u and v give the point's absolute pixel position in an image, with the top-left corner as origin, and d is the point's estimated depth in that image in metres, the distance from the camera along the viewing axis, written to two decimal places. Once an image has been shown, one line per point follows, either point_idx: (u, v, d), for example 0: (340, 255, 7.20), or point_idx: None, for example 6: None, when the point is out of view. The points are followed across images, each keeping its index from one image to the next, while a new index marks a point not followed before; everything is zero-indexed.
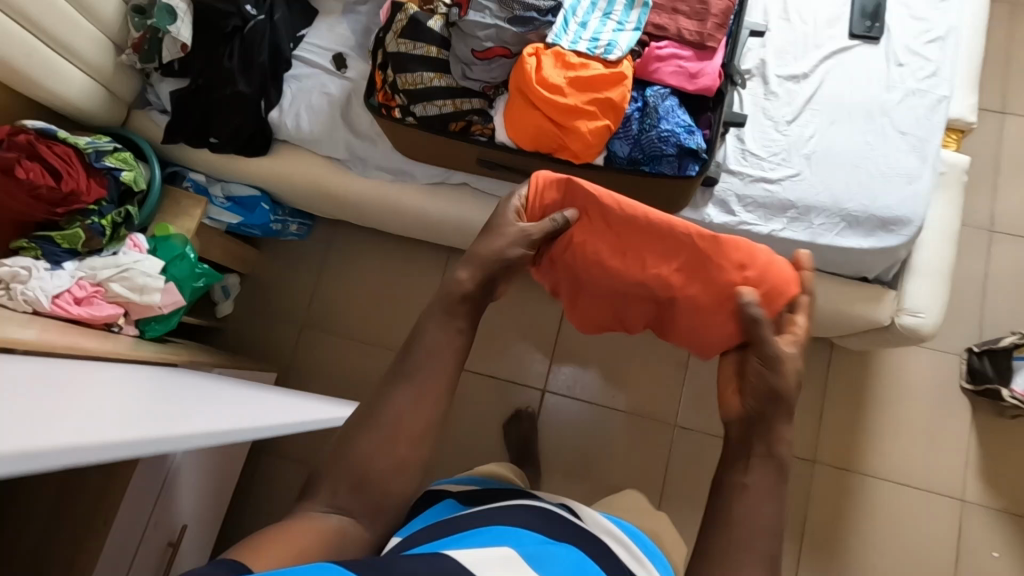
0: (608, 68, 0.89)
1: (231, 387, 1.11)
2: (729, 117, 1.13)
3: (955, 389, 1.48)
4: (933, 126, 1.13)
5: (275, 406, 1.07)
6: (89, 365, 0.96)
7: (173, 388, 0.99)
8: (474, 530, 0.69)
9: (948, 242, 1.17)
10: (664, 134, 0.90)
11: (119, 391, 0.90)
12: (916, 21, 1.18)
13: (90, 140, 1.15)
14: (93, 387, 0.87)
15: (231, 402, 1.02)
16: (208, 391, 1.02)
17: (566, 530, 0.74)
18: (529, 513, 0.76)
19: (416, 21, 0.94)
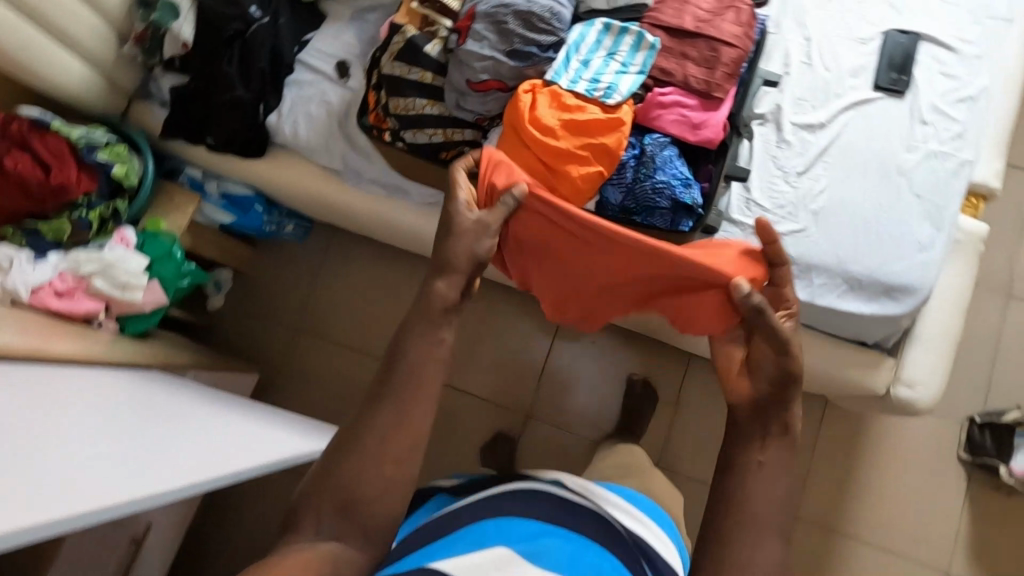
0: (606, 112, 0.85)
1: (208, 404, 1.08)
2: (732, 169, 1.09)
3: (953, 458, 1.42)
4: (951, 192, 1.08)
5: (256, 439, 1.04)
6: (60, 371, 0.94)
7: (150, 403, 0.98)
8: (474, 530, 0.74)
9: (957, 313, 1.12)
10: (659, 186, 0.86)
11: (90, 407, 0.89)
12: (947, 78, 1.12)
13: (83, 132, 1.14)
14: (63, 407, 0.85)
15: (208, 427, 1.00)
16: (183, 411, 1.00)
17: (554, 507, 0.79)
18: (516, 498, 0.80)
19: (413, 45, 0.91)
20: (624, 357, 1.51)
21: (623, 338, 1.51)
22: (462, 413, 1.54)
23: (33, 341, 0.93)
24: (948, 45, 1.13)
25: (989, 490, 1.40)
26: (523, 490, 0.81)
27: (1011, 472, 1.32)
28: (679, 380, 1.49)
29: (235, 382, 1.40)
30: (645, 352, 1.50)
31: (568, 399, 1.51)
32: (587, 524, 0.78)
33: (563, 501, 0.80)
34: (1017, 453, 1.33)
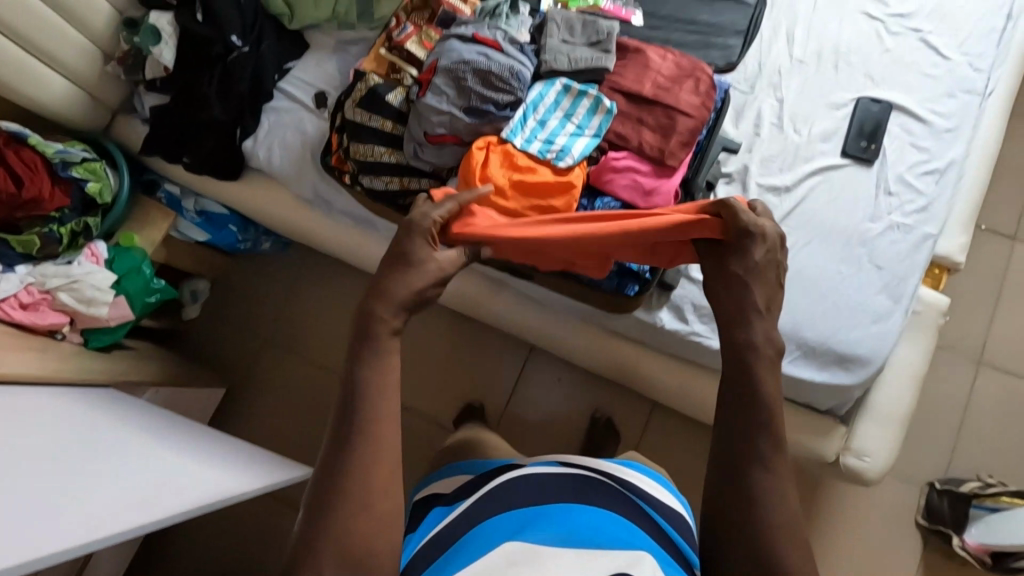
0: (556, 176, 0.86)
1: (170, 438, 1.08)
2: None
3: (910, 522, 1.40)
4: (912, 265, 1.08)
5: (208, 474, 1.02)
6: (23, 395, 0.97)
7: (108, 431, 0.99)
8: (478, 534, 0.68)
9: (910, 387, 1.12)
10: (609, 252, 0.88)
11: (40, 432, 0.90)
12: (916, 149, 1.12)
13: (59, 149, 1.16)
14: (22, 433, 0.87)
15: (161, 462, 0.99)
16: (137, 444, 1.00)
17: (548, 488, 0.73)
18: (514, 484, 0.74)
19: (375, 93, 0.92)
20: (587, 396, 1.51)
21: (588, 376, 1.52)
22: (422, 440, 1.52)
23: None
24: (919, 117, 1.13)
25: (946, 558, 1.37)
26: (516, 477, 0.75)
27: (964, 543, 1.31)
28: (641, 423, 1.49)
29: (195, 396, 1.40)
30: (608, 391, 1.51)
31: (529, 433, 1.50)
32: (595, 494, 0.74)
33: (559, 478, 0.75)
34: (970, 525, 1.31)
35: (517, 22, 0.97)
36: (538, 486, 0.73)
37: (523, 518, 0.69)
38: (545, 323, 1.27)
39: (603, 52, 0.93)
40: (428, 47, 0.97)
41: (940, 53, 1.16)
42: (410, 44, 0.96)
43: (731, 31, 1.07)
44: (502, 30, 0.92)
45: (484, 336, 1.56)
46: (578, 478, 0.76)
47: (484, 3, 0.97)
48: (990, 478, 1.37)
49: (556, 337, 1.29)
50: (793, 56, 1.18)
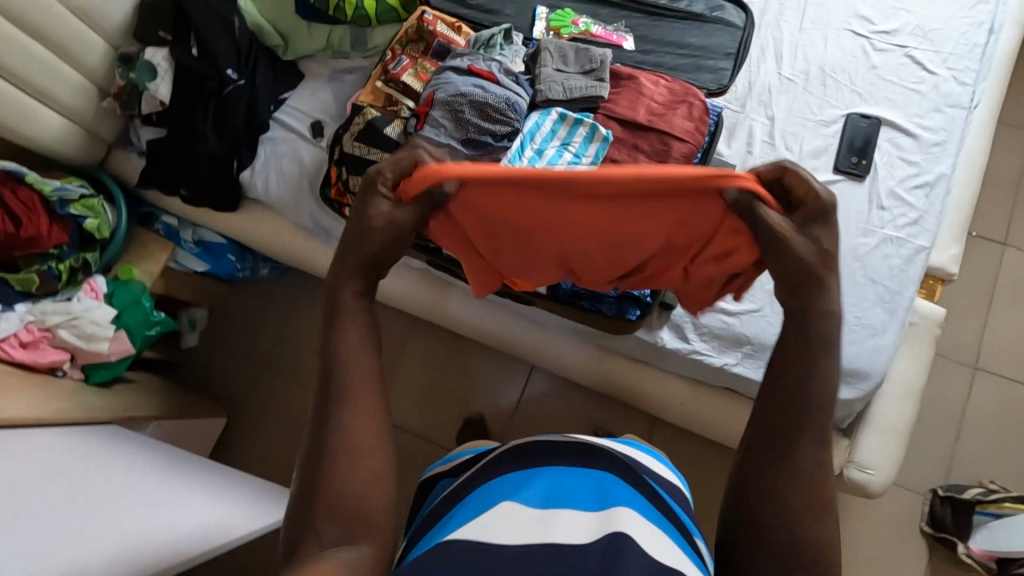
0: None
1: (173, 475, 1.08)
2: None
3: (914, 530, 1.40)
4: (907, 278, 1.10)
5: (212, 512, 1.02)
6: (19, 437, 0.97)
7: (108, 472, 0.99)
8: (477, 494, 0.71)
9: (909, 398, 1.13)
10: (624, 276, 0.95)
11: (34, 478, 0.89)
12: (905, 163, 1.14)
13: (57, 186, 1.16)
14: (14, 485, 0.86)
15: (164, 503, 0.98)
16: (136, 486, 0.99)
17: (547, 453, 0.75)
18: (512, 454, 0.76)
19: (373, 127, 0.93)
20: (589, 414, 1.51)
21: (589, 393, 1.52)
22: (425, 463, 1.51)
23: None
24: (908, 131, 1.15)
25: (951, 564, 1.38)
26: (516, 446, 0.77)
27: (969, 550, 1.32)
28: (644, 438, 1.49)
29: (197, 429, 1.40)
30: (610, 407, 1.51)
31: None
32: (601, 462, 0.74)
33: (566, 441, 0.76)
34: (973, 532, 1.33)
35: (512, 51, 0.99)
36: (541, 450, 0.76)
37: (519, 481, 0.72)
38: (553, 344, 1.27)
39: (597, 80, 0.94)
40: (424, 79, 0.98)
41: (925, 68, 1.18)
42: (406, 77, 0.97)
43: (720, 53, 1.09)
44: (497, 61, 0.93)
45: (483, 355, 1.57)
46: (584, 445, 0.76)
47: (478, 35, 0.99)
48: (991, 483, 1.38)
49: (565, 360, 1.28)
50: (782, 75, 1.20)
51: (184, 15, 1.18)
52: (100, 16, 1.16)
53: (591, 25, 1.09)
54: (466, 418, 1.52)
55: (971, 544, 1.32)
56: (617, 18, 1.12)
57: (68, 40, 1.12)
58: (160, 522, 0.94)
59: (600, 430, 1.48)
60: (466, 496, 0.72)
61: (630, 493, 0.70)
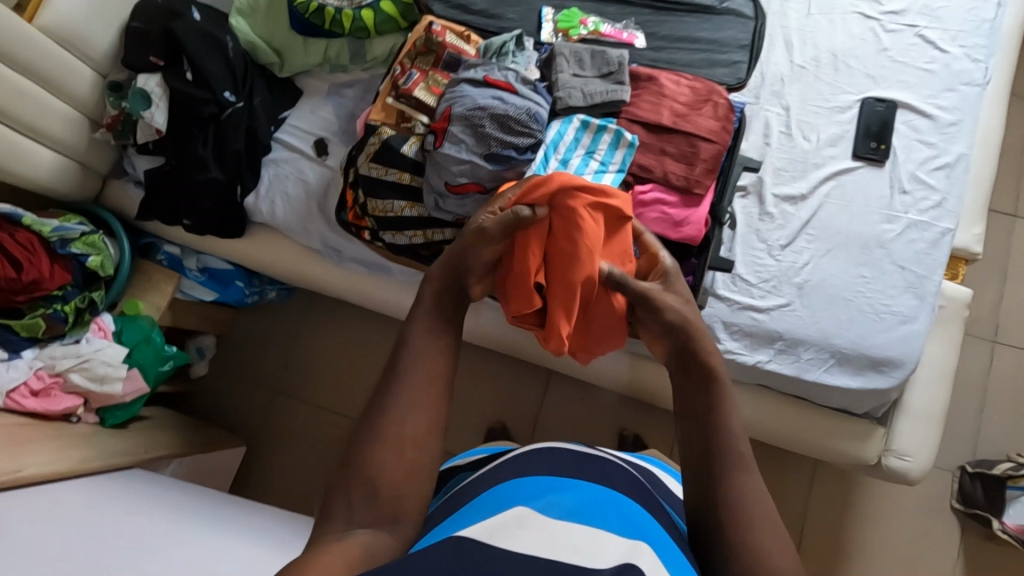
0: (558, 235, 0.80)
1: (202, 520, 1.05)
2: (715, 261, 1.08)
3: (946, 507, 1.41)
4: (934, 263, 1.08)
5: (246, 551, 0.99)
6: (41, 496, 0.93)
7: (136, 524, 0.95)
8: (481, 497, 0.66)
9: (943, 385, 1.12)
10: None
11: (61, 542, 0.86)
12: (924, 145, 1.13)
13: (57, 226, 1.11)
14: (41, 553, 0.82)
15: (197, 549, 0.95)
16: (167, 537, 0.96)
17: (561, 458, 0.74)
18: (524, 459, 0.73)
19: (389, 147, 0.90)
20: (612, 416, 1.48)
21: (611, 396, 1.49)
22: None
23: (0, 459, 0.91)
24: (924, 113, 1.14)
25: (985, 540, 1.38)
26: (528, 451, 0.75)
27: (1004, 526, 1.31)
28: (668, 438, 1.47)
29: (217, 464, 1.36)
30: (633, 407, 1.49)
31: None
32: (607, 477, 0.71)
33: (575, 456, 0.74)
34: (1007, 506, 1.32)
35: (524, 58, 0.95)
36: (558, 458, 0.74)
37: (531, 487, 0.67)
38: (619, 364, 1.22)
39: (616, 83, 0.92)
40: (436, 91, 0.94)
41: (937, 47, 1.16)
42: (418, 91, 0.93)
43: (734, 45, 1.06)
44: (513, 70, 0.90)
45: (501, 364, 1.54)
46: (591, 463, 0.73)
47: (489, 42, 0.95)
48: (1019, 456, 1.38)
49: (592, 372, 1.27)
50: (793, 63, 1.18)
51: (173, 38, 1.13)
52: (86, 45, 1.11)
53: (600, 24, 1.06)
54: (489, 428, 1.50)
55: (1006, 519, 1.31)
56: (625, 15, 1.09)
57: (54, 72, 1.07)
58: (196, 570, 0.91)
59: (626, 429, 1.46)
60: (473, 497, 0.67)
61: (640, 510, 0.66)
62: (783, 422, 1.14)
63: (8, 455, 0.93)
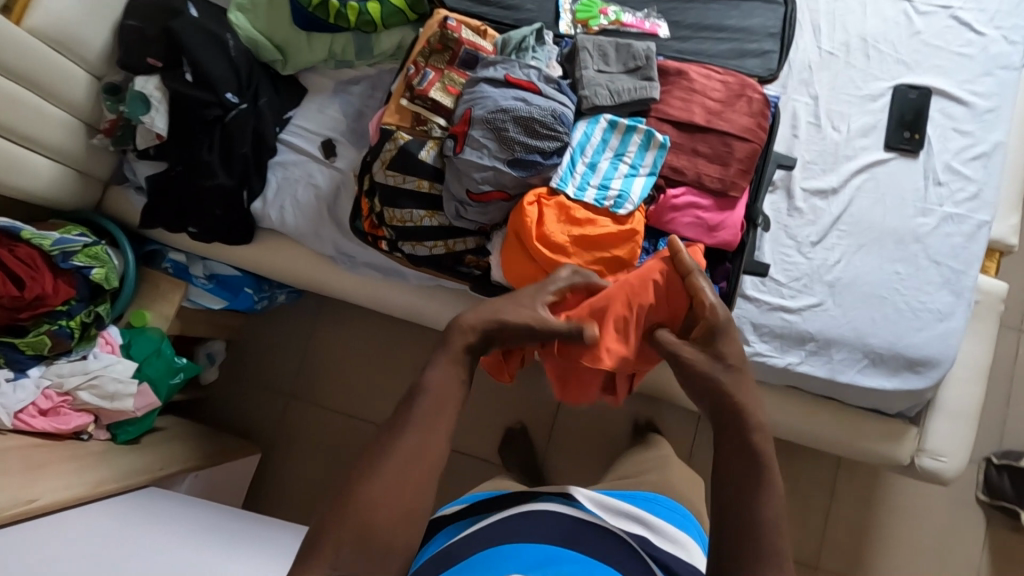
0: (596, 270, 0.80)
1: (223, 538, 1.02)
2: (749, 265, 1.03)
3: (971, 500, 1.39)
4: (971, 257, 1.04)
5: (270, 569, 0.96)
6: (60, 523, 0.91)
7: (157, 548, 0.93)
8: (480, 561, 0.75)
9: (978, 381, 1.09)
10: None
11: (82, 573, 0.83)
12: (960, 134, 1.08)
13: (57, 239, 1.06)
14: None
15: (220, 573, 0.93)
16: (190, 559, 0.93)
17: (557, 526, 0.81)
18: (518, 523, 0.81)
19: (406, 153, 0.85)
20: (632, 415, 1.46)
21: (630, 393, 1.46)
22: (471, 480, 1.48)
23: (14, 489, 0.88)
24: (960, 100, 1.09)
25: (1012, 532, 1.37)
26: (526, 513, 0.83)
27: None
28: (690, 436, 1.45)
29: (233, 474, 1.34)
30: (653, 405, 1.46)
31: (579, 459, 1.46)
32: (595, 547, 0.79)
33: (565, 522, 0.82)
34: None
35: (545, 53, 0.90)
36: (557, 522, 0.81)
37: (524, 555, 0.75)
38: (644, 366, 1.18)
39: (645, 79, 0.86)
40: (453, 91, 0.89)
41: (973, 29, 1.11)
42: (434, 92, 0.88)
43: (763, 34, 1.01)
44: (535, 68, 0.85)
45: None
46: (581, 531, 0.81)
47: (507, 37, 0.90)
48: None
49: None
50: (821, 49, 1.13)
51: (170, 36, 1.07)
52: (79, 47, 1.05)
53: (622, 14, 1.01)
54: (508, 429, 1.47)
55: None
56: (647, 2, 1.03)
57: (46, 77, 1.01)
58: None
59: (647, 427, 1.43)
60: (472, 559, 0.75)
61: None
62: (814, 424, 1.11)
63: (22, 484, 0.90)
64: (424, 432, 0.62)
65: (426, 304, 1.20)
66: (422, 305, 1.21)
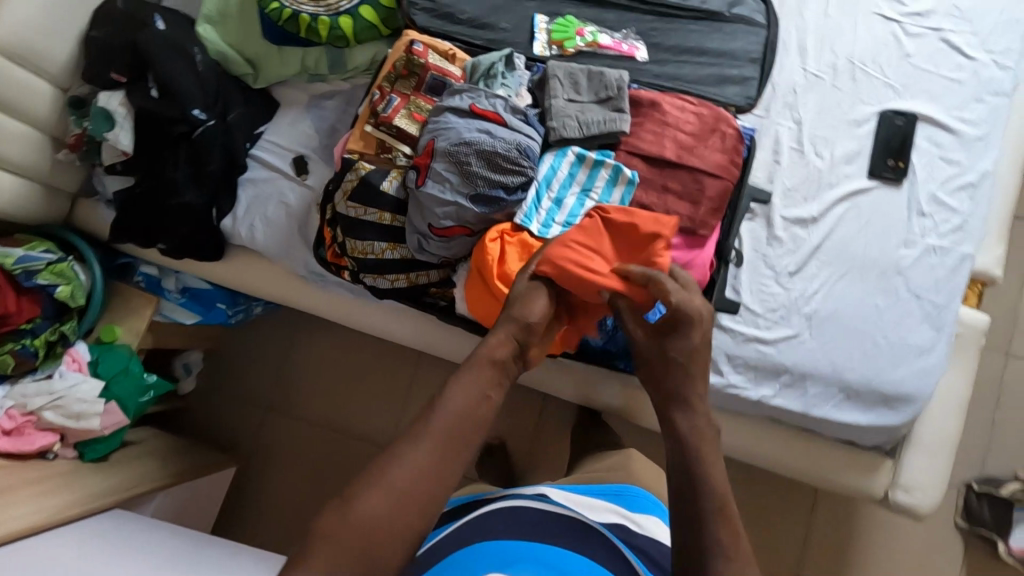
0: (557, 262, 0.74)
1: (192, 559, 1.01)
2: (718, 303, 1.02)
3: (949, 526, 1.37)
4: (951, 291, 1.02)
5: None
6: (17, 553, 0.89)
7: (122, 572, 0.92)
8: (468, 557, 0.75)
9: (958, 415, 1.07)
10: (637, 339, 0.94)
11: None
12: (946, 163, 1.05)
13: (19, 257, 1.05)
14: None
15: None
16: None
17: (535, 517, 0.82)
18: (498, 516, 0.82)
19: (367, 184, 0.83)
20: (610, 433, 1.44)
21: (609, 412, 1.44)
22: None
23: None
24: (948, 127, 1.06)
25: (989, 559, 1.35)
26: (506, 507, 0.84)
27: (1009, 549, 1.29)
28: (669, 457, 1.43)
29: (207, 492, 1.33)
30: (631, 424, 1.44)
31: (555, 476, 1.44)
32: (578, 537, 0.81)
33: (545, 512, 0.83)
34: (1013, 528, 1.29)
35: (515, 80, 0.87)
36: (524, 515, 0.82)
37: (488, 556, 0.75)
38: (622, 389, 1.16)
39: (616, 111, 0.84)
40: (419, 118, 0.87)
41: (964, 53, 1.07)
42: (399, 119, 0.85)
43: (745, 59, 0.98)
44: (502, 98, 0.82)
45: None
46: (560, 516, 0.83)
47: (476, 62, 0.87)
48: None
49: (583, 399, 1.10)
50: (807, 71, 1.09)
51: (135, 51, 1.04)
52: (41, 60, 1.02)
53: (599, 35, 0.98)
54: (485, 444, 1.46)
55: (1012, 542, 1.28)
56: (625, 23, 1.00)
57: (5, 93, 0.98)
58: None
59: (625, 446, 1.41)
60: (458, 557, 0.76)
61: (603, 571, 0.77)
62: (787, 454, 1.09)
63: None
64: (422, 451, 0.63)
65: (398, 325, 1.17)
66: (393, 326, 1.18)
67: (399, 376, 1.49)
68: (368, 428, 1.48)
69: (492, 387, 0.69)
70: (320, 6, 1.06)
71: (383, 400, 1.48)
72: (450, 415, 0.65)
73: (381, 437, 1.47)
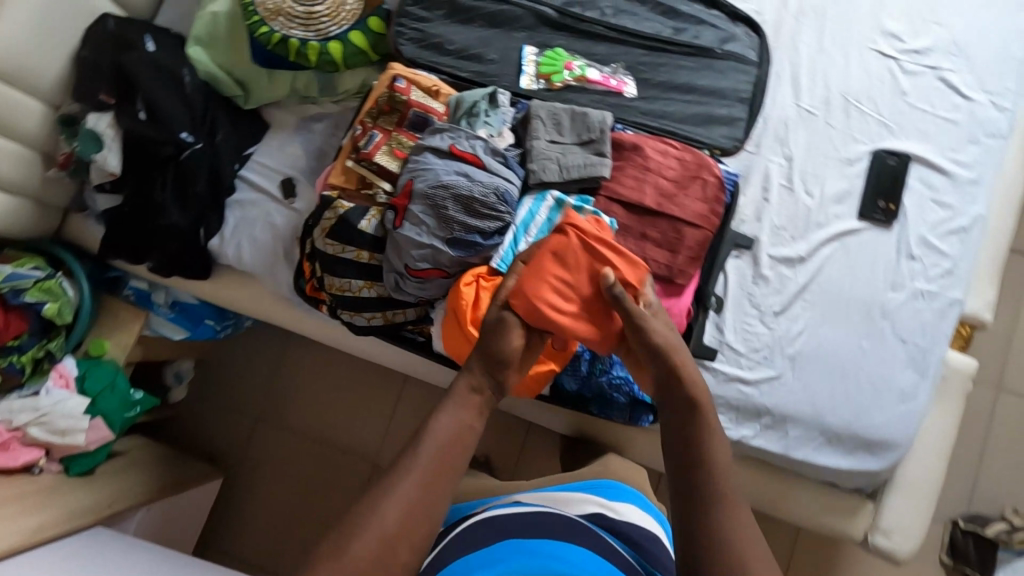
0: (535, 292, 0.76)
1: None
2: (697, 350, 1.00)
3: (933, 561, 1.36)
4: (938, 336, 1.01)
5: None
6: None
7: None
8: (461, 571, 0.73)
9: (939, 460, 1.06)
10: (615, 381, 0.94)
11: None
12: (938, 206, 1.04)
13: (8, 275, 1.06)
14: None
15: None
16: None
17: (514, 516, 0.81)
18: (479, 525, 0.80)
19: (346, 222, 0.83)
20: None
21: None
22: None
23: None
24: (942, 169, 1.04)
25: None
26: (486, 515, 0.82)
27: None
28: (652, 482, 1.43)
29: (191, 506, 1.34)
30: None
31: None
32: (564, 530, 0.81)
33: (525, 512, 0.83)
34: (997, 567, 1.28)
35: (499, 118, 0.88)
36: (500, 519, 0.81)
37: (478, 561, 0.74)
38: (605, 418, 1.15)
39: (597, 155, 0.87)
40: (400, 155, 0.87)
41: (960, 92, 1.06)
42: (380, 156, 0.85)
43: (734, 98, 1.02)
44: (482, 140, 0.83)
45: None
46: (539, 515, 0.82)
47: (460, 99, 0.87)
48: (1015, 516, 1.32)
49: (564, 426, 1.11)
50: (800, 106, 1.07)
51: (124, 73, 1.04)
52: (30, 79, 1.01)
53: (587, 69, 1.00)
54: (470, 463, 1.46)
55: None
56: (614, 57, 1.02)
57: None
58: None
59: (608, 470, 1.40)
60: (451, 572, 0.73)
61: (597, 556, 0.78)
62: (768, 494, 1.08)
63: None
64: (412, 487, 0.65)
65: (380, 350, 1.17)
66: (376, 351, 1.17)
67: (386, 392, 1.49)
68: (355, 443, 1.49)
69: (476, 418, 0.72)
70: (309, 31, 1.06)
71: (370, 415, 1.49)
72: (434, 448, 0.68)
73: (368, 452, 1.48)
